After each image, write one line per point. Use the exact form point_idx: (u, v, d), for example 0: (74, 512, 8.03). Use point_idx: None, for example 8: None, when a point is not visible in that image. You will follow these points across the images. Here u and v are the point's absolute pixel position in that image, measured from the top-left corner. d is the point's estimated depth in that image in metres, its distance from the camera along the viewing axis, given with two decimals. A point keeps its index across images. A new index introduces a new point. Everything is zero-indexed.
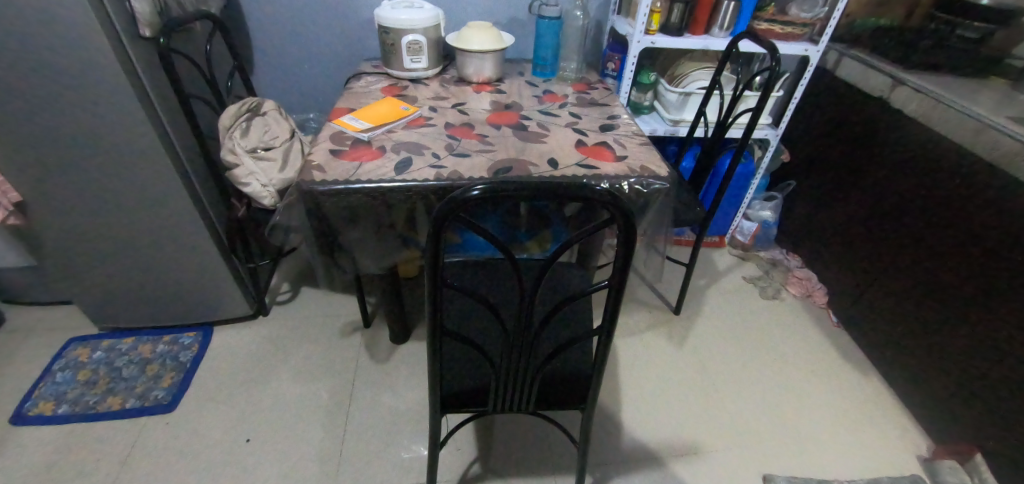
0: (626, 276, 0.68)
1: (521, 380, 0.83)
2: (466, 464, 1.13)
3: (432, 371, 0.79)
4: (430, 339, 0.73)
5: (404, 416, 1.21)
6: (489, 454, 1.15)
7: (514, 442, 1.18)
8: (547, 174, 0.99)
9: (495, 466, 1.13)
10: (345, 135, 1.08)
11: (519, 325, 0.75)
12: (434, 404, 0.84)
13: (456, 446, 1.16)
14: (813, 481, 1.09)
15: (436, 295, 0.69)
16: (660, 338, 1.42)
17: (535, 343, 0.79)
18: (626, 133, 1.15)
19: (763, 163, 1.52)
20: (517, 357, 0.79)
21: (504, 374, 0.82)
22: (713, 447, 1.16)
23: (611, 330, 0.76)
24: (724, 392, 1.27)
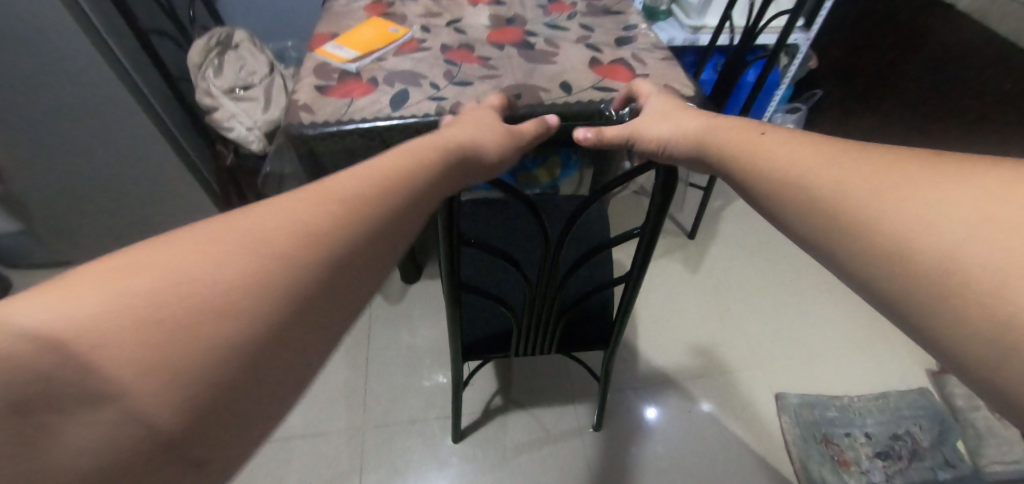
0: (661, 225, 0.63)
1: (544, 325, 0.83)
2: (488, 397, 1.16)
3: (451, 323, 0.78)
4: (450, 296, 0.71)
5: (422, 353, 1.23)
6: (509, 386, 1.18)
7: (534, 373, 1.21)
8: (560, 100, 0.89)
9: (516, 398, 1.17)
10: (330, 67, 0.96)
11: (544, 277, 0.72)
12: (456, 354, 0.84)
13: (475, 385, 1.18)
14: (823, 397, 1.12)
15: (453, 254, 0.64)
16: (675, 263, 1.41)
17: (559, 292, 0.76)
18: (644, 46, 1.03)
19: (790, 71, 1.38)
20: (541, 305, 0.77)
21: (526, 321, 0.81)
22: (728, 368, 1.18)
23: (640, 276, 0.74)
24: (739, 314, 1.29)
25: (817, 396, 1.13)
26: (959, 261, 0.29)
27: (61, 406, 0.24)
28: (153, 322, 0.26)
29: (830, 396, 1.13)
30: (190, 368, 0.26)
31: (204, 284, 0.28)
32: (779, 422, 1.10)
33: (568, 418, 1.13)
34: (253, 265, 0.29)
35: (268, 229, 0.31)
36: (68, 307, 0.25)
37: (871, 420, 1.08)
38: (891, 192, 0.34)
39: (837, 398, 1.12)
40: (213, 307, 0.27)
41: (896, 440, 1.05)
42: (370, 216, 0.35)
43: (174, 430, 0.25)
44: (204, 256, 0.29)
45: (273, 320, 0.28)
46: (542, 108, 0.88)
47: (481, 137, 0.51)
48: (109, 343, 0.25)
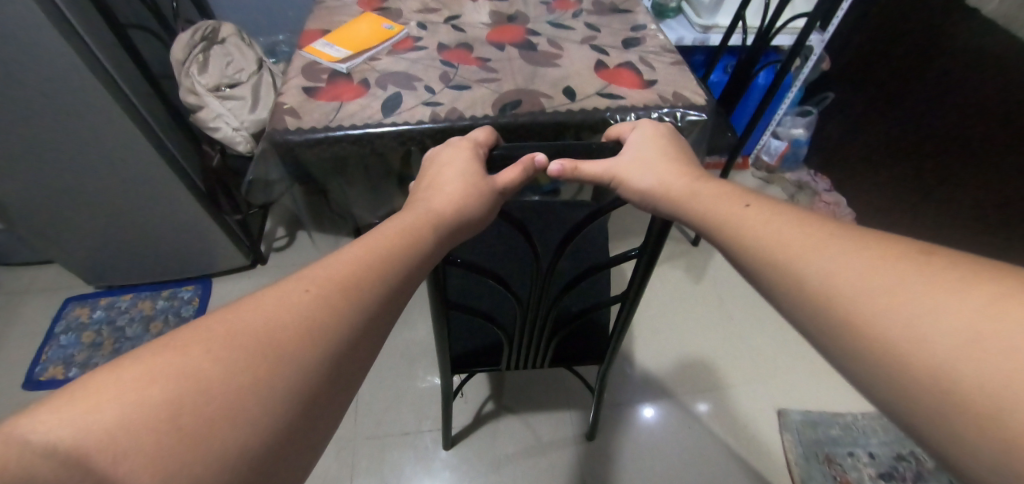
0: (659, 249, 0.60)
1: (536, 342, 0.80)
2: (479, 404, 1.14)
3: (439, 341, 0.75)
4: (437, 316, 0.67)
5: (417, 361, 1.21)
6: (502, 394, 1.15)
7: (528, 381, 1.18)
8: (563, 108, 0.84)
9: (509, 403, 1.14)
10: (320, 67, 0.91)
11: (535, 294, 0.69)
12: (443, 370, 0.81)
13: (464, 396, 1.15)
14: (827, 414, 1.10)
15: (438, 274, 0.61)
16: (677, 271, 1.39)
17: (551, 311, 0.74)
18: (653, 49, 0.98)
19: (803, 73, 1.32)
20: (532, 321, 0.75)
21: (518, 339, 0.79)
22: (728, 382, 1.16)
23: (637, 297, 0.70)
24: (743, 327, 1.27)
25: (820, 413, 1.10)
26: (953, 383, 0.29)
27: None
28: (165, 434, 0.28)
29: (833, 414, 1.10)
30: (204, 476, 0.28)
31: (208, 395, 0.30)
32: (782, 440, 1.07)
33: (562, 426, 1.10)
34: (254, 372, 0.32)
35: (266, 333, 0.34)
36: (87, 424, 0.27)
37: (874, 440, 1.06)
38: (888, 298, 0.33)
39: (840, 415, 1.10)
40: (221, 416, 0.30)
41: (900, 460, 1.02)
42: (358, 313, 0.38)
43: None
44: (206, 364, 0.31)
45: (274, 424, 0.32)
46: (544, 116, 0.83)
47: (463, 197, 0.50)
48: (126, 455, 0.27)
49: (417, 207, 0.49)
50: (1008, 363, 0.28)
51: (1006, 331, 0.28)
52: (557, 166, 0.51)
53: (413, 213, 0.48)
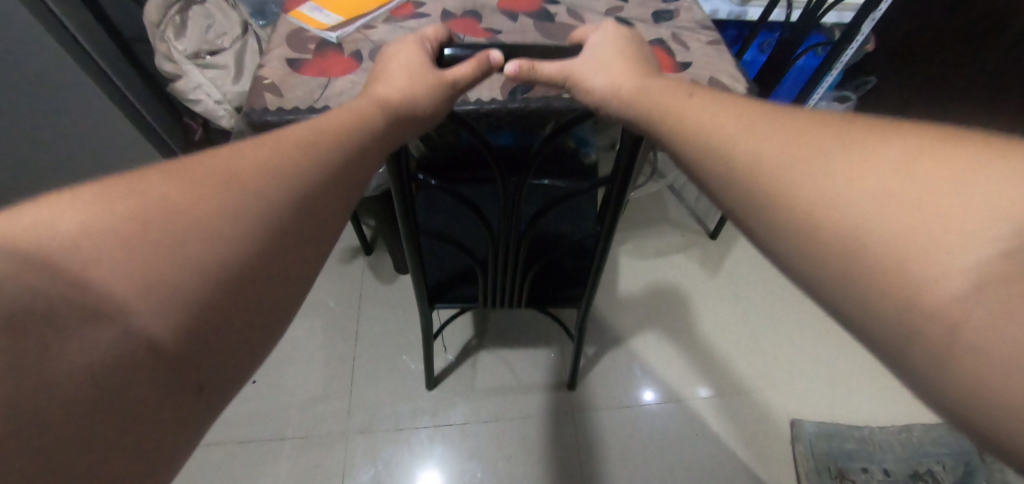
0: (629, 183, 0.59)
1: (511, 276, 0.83)
2: (466, 339, 1.19)
3: (413, 267, 0.78)
4: (409, 243, 0.69)
5: (415, 348, 1.16)
6: (484, 332, 1.20)
7: (515, 319, 1.22)
8: None
9: (491, 343, 1.18)
10: (307, 36, 0.80)
11: (506, 225, 0.70)
12: (421, 299, 0.86)
13: (450, 332, 1.20)
14: (842, 426, 1.05)
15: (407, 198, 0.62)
16: (691, 262, 1.32)
17: (522, 242, 0.74)
18: (688, 25, 0.86)
19: (849, 54, 1.19)
20: (503, 254, 0.76)
21: (493, 273, 0.82)
22: (737, 387, 1.11)
23: (610, 232, 0.69)
24: (760, 328, 1.20)
25: (836, 425, 1.05)
26: (869, 239, 0.29)
27: (58, 321, 0.27)
28: (133, 247, 0.30)
29: (849, 426, 1.05)
30: (188, 282, 0.31)
31: (178, 213, 0.32)
32: (793, 452, 1.02)
33: (560, 420, 1.07)
34: (212, 205, 0.33)
35: (218, 178, 0.35)
36: (51, 236, 0.29)
37: (891, 455, 1.01)
38: (809, 165, 0.32)
39: (857, 428, 1.05)
40: (187, 237, 0.31)
41: (917, 479, 0.98)
42: (315, 173, 0.38)
43: (167, 343, 0.29)
44: (166, 196, 0.33)
45: (240, 253, 0.33)
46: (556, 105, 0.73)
47: (412, 83, 0.49)
48: (105, 262, 0.29)
49: (372, 96, 0.48)
50: (923, 218, 0.28)
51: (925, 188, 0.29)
52: (512, 65, 0.50)
53: (366, 100, 0.48)
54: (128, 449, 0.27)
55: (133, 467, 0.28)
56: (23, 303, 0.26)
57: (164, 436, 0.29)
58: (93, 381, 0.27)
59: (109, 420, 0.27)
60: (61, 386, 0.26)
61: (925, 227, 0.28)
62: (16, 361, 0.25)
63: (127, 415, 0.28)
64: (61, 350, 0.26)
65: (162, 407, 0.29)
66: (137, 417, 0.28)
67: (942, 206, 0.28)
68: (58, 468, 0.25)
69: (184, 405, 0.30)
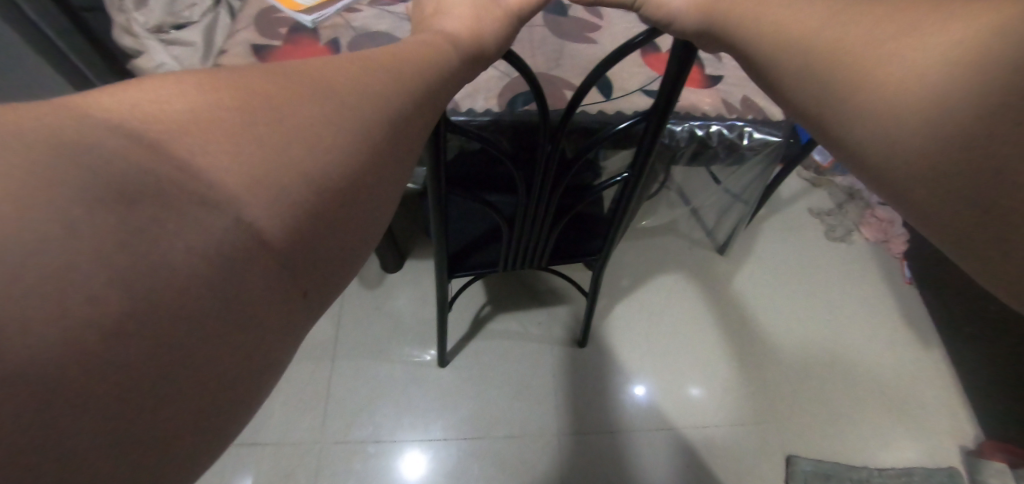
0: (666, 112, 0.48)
1: (537, 238, 0.74)
2: (477, 306, 1.19)
3: (436, 236, 0.69)
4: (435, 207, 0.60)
5: (427, 339, 1.13)
6: (497, 298, 1.20)
7: (528, 287, 1.22)
8: (594, 106, 0.64)
9: (505, 308, 1.19)
10: (279, 17, 0.70)
11: (536, 183, 0.60)
12: (443, 273, 0.78)
13: (462, 299, 1.20)
14: (839, 466, 1.00)
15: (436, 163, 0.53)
16: (696, 278, 1.25)
17: (552, 202, 0.65)
18: None
19: None
20: (533, 215, 0.67)
21: (517, 239, 0.73)
22: (734, 419, 1.06)
23: (639, 175, 0.59)
24: (763, 354, 1.14)
25: (834, 465, 1.00)
26: (922, 129, 0.30)
27: (170, 203, 0.23)
28: (243, 139, 0.26)
29: (847, 467, 1.00)
30: (289, 184, 0.26)
31: (276, 109, 0.27)
32: None
33: (545, 442, 1.02)
34: (316, 110, 0.28)
35: (319, 80, 0.29)
36: (159, 113, 0.25)
37: None
38: (878, 53, 0.31)
39: (855, 470, 1.00)
40: (289, 140, 0.27)
41: None
42: (404, 94, 0.32)
43: (279, 242, 0.26)
44: (267, 91, 0.27)
45: (344, 164, 0.28)
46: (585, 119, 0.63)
47: (476, 17, 0.40)
48: (210, 154, 0.25)
49: (433, 29, 0.39)
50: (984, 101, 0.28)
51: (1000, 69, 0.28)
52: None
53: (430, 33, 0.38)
54: (236, 350, 0.25)
55: (241, 369, 0.26)
56: (119, 187, 0.22)
57: (268, 338, 0.27)
58: (210, 272, 0.24)
59: (228, 314, 0.25)
60: (180, 273, 0.23)
61: (983, 111, 0.28)
62: (128, 240, 0.22)
63: (240, 314, 0.25)
64: (173, 240, 0.23)
65: (271, 309, 0.26)
66: (254, 313, 0.26)
67: (1011, 81, 0.27)
68: (174, 358, 0.23)
69: (289, 309, 0.28)
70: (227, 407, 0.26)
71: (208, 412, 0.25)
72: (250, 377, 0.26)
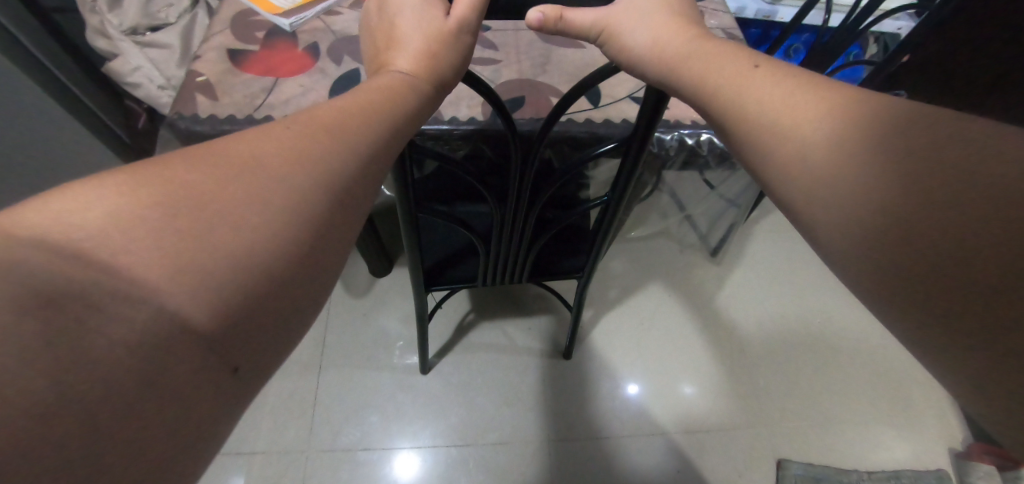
0: (648, 135, 0.47)
1: (515, 255, 0.73)
2: (462, 313, 1.18)
3: (409, 250, 0.67)
4: (406, 222, 0.59)
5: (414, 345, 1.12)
6: (481, 304, 1.19)
7: (513, 295, 1.21)
8: (581, 114, 0.62)
9: (490, 315, 1.18)
10: (256, 20, 0.68)
11: (512, 200, 0.59)
12: (418, 284, 0.76)
13: (447, 306, 1.19)
14: (829, 470, 1.00)
15: (403, 178, 0.51)
16: (688, 281, 1.25)
17: (530, 217, 0.63)
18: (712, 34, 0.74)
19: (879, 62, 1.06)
20: (509, 232, 0.66)
21: (493, 254, 0.72)
22: (725, 424, 1.05)
23: (622, 197, 0.58)
24: (753, 358, 1.14)
25: (824, 469, 1.00)
26: (858, 181, 0.28)
27: (94, 301, 0.23)
28: (165, 235, 0.25)
29: (837, 470, 1.00)
30: (219, 276, 0.25)
31: (203, 194, 0.26)
32: None
33: (533, 448, 1.01)
34: (245, 192, 0.27)
35: (248, 161, 0.28)
36: (79, 221, 0.24)
37: None
38: (807, 108, 0.31)
39: (845, 473, 1.00)
40: (218, 224, 0.26)
41: None
42: (346, 159, 0.31)
43: (208, 326, 0.25)
44: (193, 180, 0.27)
45: (285, 240, 0.28)
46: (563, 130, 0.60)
47: (428, 52, 0.38)
48: (134, 252, 0.24)
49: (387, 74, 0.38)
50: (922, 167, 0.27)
51: (923, 128, 0.28)
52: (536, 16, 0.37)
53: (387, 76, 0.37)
54: (163, 439, 0.23)
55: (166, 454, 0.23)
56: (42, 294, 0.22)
57: (208, 415, 0.25)
58: (135, 365, 0.23)
59: (154, 399, 0.23)
60: (103, 363, 0.22)
61: (919, 163, 0.27)
62: (48, 345, 0.21)
63: (162, 399, 0.23)
64: (94, 336, 0.22)
65: (197, 390, 0.24)
66: (189, 396, 0.24)
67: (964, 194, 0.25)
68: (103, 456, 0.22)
69: (219, 387, 0.25)
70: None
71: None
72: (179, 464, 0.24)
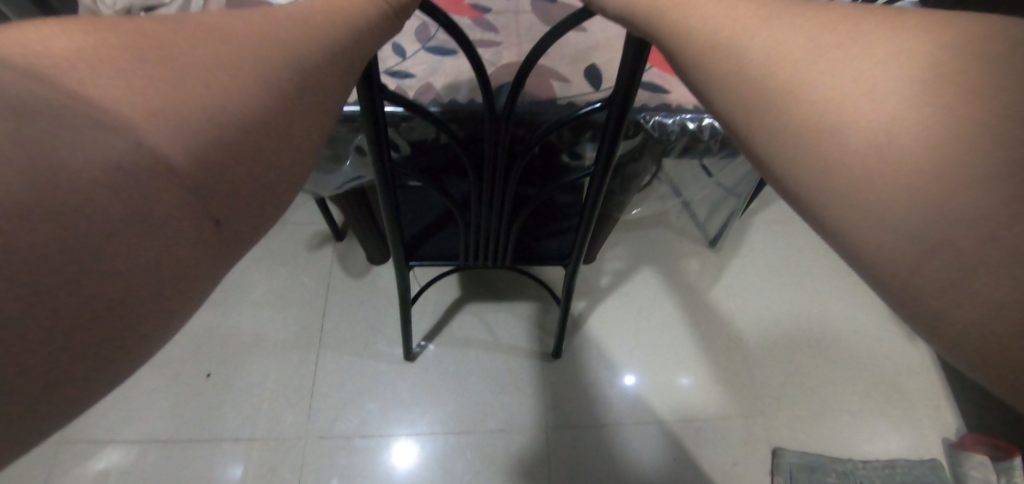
0: (628, 98, 0.47)
1: (497, 231, 0.72)
2: (454, 299, 1.18)
3: (390, 224, 0.66)
4: (383, 192, 0.58)
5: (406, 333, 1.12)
6: (471, 290, 1.19)
7: (505, 281, 1.21)
8: (582, 96, 0.62)
9: (478, 301, 1.18)
10: None
11: (492, 169, 0.58)
12: (400, 263, 0.76)
13: (437, 293, 1.19)
14: (824, 459, 1.01)
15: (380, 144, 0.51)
16: (689, 272, 1.24)
17: (511, 189, 0.63)
18: None
19: None
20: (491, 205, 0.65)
21: (475, 229, 0.71)
22: (720, 413, 1.06)
23: (607, 169, 0.57)
24: (751, 348, 1.14)
25: (818, 458, 1.01)
26: (915, 155, 0.23)
27: (66, 120, 0.21)
28: (139, 77, 0.24)
29: (831, 459, 1.01)
30: (192, 111, 0.24)
31: (166, 44, 0.25)
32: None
33: (531, 435, 1.01)
34: (213, 53, 0.26)
35: (215, 31, 0.27)
36: (40, 49, 0.22)
37: None
38: (850, 65, 0.26)
39: (840, 462, 1.01)
40: (188, 72, 0.25)
41: None
42: (311, 50, 0.29)
43: (187, 168, 0.24)
44: (158, 30, 0.25)
45: (259, 93, 0.26)
46: (551, 110, 0.60)
47: None
48: (99, 79, 0.23)
49: None
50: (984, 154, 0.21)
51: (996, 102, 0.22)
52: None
53: None
54: (149, 265, 0.23)
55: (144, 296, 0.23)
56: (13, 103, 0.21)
57: (189, 254, 0.24)
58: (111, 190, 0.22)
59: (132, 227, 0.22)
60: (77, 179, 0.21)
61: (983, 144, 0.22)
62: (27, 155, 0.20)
63: (136, 239, 0.22)
64: (67, 155, 0.21)
65: (170, 242, 0.24)
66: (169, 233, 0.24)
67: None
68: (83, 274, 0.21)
69: (202, 239, 0.25)
70: (129, 347, 0.24)
71: (88, 358, 0.22)
72: (148, 316, 0.23)
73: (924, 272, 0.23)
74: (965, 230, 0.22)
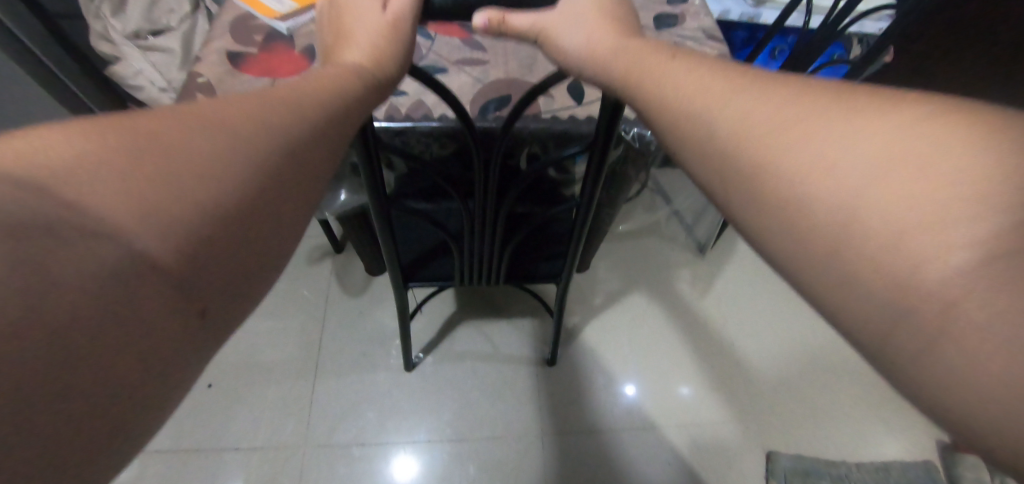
0: (607, 130, 0.50)
1: (490, 252, 0.75)
2: (450, 312, 1.21)
3: (385, 247, 0.69)
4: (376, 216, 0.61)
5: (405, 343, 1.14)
6: (468, 304, 1.22)
7: (500, 294, 1.24)
8: (564, 111, 0.65)
9: (473, 315, 1.20)
10: (255, 24, 0.71)
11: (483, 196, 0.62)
12: (396, 280, 0.79)
13: (433, 306, 1.21)
14: (819, 463, 1.02)
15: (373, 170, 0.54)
16: (681, 279, 1.27)
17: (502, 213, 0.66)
18: (692, 33, 0.78)
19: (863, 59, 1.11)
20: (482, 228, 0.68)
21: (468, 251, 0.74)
22: (714, 420, 1.07)
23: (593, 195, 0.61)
24: (744, 353, 1.16)
25: (812, 462, 1.02)
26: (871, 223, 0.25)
27: (62, 233, 0.23)
28: (136, 175, 0.26)
29: (826, 463, 1.02)
30: (186, 214, 0.26)
31: (162, 144, 0.27)
32: None
33: (528, 445, 1.02)
34: (206, 149, 0.28)
35: (208, 125, 0.29)
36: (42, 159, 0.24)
37: None
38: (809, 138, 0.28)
39: (834, 465, 1.01)
40: (183, 171, 0.27)
41: None
42: (304, 125, 0.33)
43: (171, 264, 0.26)
44: (153, 131, 0.28)
45: (246, 188, 0.29)
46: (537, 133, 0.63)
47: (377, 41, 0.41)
48: (96, 188, 0.25)
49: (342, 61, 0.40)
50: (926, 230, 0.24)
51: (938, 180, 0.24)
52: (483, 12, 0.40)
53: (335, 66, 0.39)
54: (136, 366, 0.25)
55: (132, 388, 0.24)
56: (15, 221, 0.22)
57: (172, 354, 0.26)
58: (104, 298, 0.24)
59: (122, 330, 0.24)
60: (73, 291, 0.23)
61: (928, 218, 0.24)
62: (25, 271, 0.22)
63: (126, 339, 0.24)
64: (60, 269, 0.23)
65: (156, 338, 0.25)
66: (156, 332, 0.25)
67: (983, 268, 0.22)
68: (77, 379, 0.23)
69: (184, 329, 0.26)
70: (117, 439, 0.25)
71: (78, 457, 0.23)
72: (133, 413, 0.25)
73: (894, 341, 0.24)
74: (930, 297, 0.23)
